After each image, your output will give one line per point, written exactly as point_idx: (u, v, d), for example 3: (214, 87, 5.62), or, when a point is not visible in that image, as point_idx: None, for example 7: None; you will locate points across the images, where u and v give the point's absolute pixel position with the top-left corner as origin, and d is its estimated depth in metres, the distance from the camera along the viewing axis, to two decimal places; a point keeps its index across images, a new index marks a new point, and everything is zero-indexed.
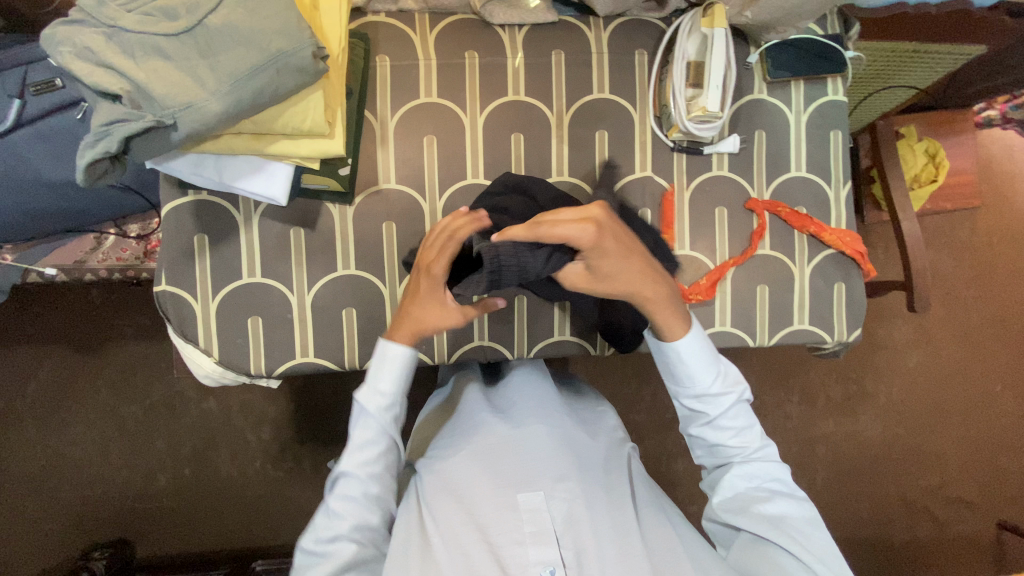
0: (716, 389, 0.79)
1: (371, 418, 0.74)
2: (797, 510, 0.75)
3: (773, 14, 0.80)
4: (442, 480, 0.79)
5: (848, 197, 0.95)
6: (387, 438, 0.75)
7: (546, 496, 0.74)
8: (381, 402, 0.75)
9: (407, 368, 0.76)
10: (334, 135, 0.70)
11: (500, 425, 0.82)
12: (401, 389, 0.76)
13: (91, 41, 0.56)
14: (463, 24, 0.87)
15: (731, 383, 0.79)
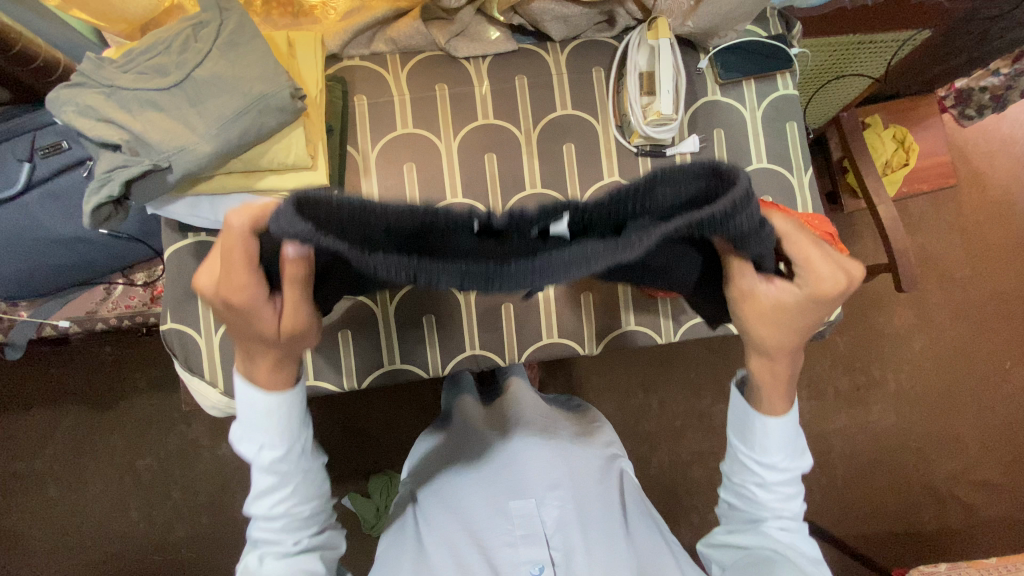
0: (781, 458, 0.65)
1: (269, 450, 0.58)
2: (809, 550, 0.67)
3: (713, 20, 0.87)
4: (438, 493, 0.82)
5: (812, 183, 0.99)
6: (297, 459, 0.60)
7: (538, 502, 0.77)
8: (271, 453, 0.58)
9: (289, 403, 0.58)
10: (317, 167, 0.76)
11: (493, 436, 0.85)
12: (292, 426, 0.59)
13: (92, 100, 0.63)
14: (431, 60, 0.95)
15: (796, 453, 0.66)
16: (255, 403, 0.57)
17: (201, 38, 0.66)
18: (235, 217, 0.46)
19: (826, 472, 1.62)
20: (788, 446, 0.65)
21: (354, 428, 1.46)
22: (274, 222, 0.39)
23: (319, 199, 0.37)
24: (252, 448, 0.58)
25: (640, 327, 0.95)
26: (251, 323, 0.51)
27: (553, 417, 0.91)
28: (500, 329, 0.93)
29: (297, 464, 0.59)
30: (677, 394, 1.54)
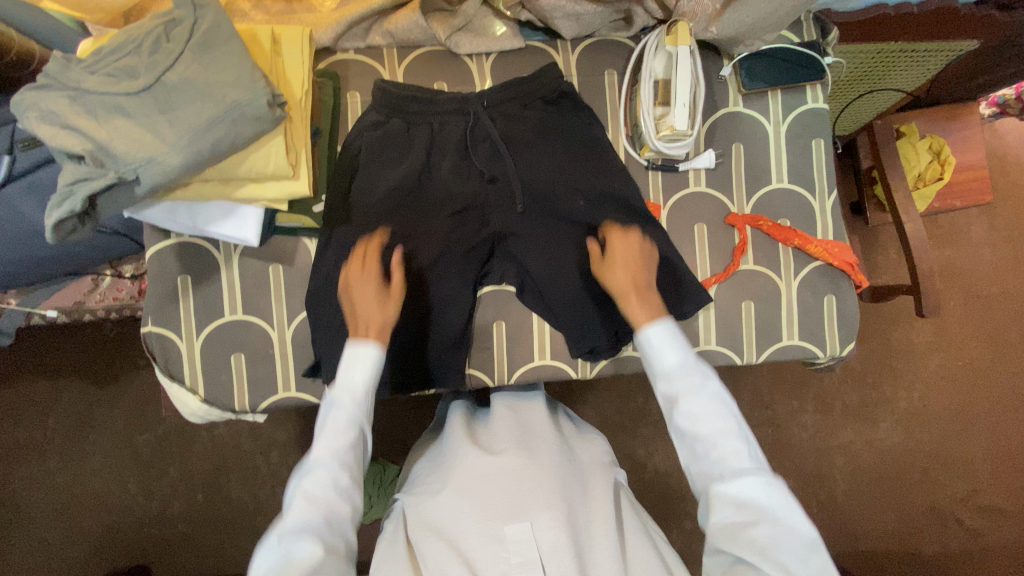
0: (700, 393, 0.71)
1: (340, 410, 0.72)
2: (779, 511, 0.64)
3: (739, 29, 0.80)
4: (429, 522, 0.78)
5: (835, 206, 0.92)
6: (360, 426, 0.73)
7: (533, 525, 0.73)
8: (351, 397, 0.73)
9: (375, 369, 0.75)
10: (299, 176, 0.70)
11: (481, 459, 0.81)
12: (371, 389, 0.75)
13: (56, 105, 0.59)
14: (431, 56, 0.88)
15: (704, 380, 0.72)
16: (350, 363, 0.75)
17: (174, 38, 0.61)
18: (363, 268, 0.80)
19: (825, 488, 1.59)
20: (698, 373, 0.72)
21: None
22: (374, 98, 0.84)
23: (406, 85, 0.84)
24: (336, 392, 0.74)
25: (635, 352, 0.91)
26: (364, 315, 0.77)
27: (547, 428, 0.87)
28: (490, 347, 0.90)
29: (358, 441, 0.72)
30: None
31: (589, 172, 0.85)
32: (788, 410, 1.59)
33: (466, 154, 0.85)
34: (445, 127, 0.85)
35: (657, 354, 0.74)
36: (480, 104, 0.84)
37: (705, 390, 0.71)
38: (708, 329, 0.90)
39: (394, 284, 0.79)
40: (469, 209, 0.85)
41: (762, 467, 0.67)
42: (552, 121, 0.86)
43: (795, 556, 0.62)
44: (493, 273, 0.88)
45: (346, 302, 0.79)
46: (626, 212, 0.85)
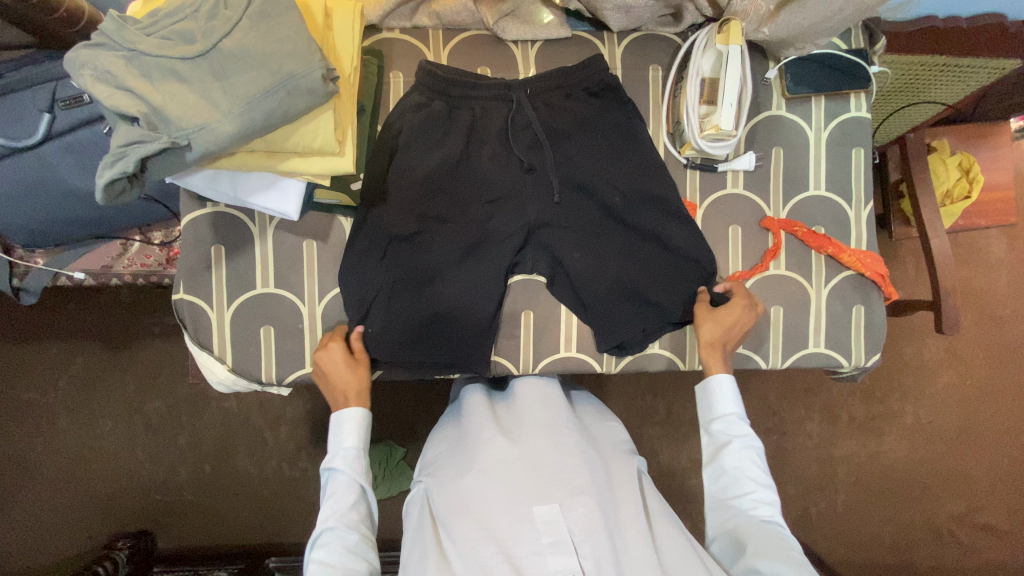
0: (742, 445, 0.80)
1: (341, 474, 0.78)
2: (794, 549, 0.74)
3: (792, 31, 0.79)
4: (456, 503, 0.78)
5: (869, 217, 0.92)
6: (360, 483, 0.78)
7: (563, 507, 0.75)
8: (346, 458, 0.78)
9: (364, 425, 0.80)
10: (344, 153, 0.70)
11: (506, 441, 0.81)
12: (363, 444, 0.80)
13: (112, 64, 0.59)
14: (476, 40, 0.88)
15: (749, 436, 0.81)
16: (341, 426, 0.80)
17: (232, 5, 0.61)
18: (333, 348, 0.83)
19: (826, 497, 1.60)
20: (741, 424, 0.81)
21: None
22: (416, 78, 0.84)
23: (447, 67, 0.83)
24: (333, 460, 0.78)
25: (661, 349, 0.91)
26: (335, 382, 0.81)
27: (567, 411, 0.87)
28: (517, 337, 0.90)
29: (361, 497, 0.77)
30: (687, 402, 1.51)
31: (626, 170, 0.85)
32: (796, 418, 1.59)
33: (507, 141, 0.85)
34: (488, 113, 0.85)
35: (713, 402, 0.83)
36: (524, 92, 0.84)
37: (750, 442, 0.80)
38: None
39: (363, 357, 0.83)
40: (505, 200, 0.85)
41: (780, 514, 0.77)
42: (590, 114, 0.85)
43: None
44: (525, 263, 0.88)
45: (320, 374, 0.83)
46: (661, 213, 0.86)
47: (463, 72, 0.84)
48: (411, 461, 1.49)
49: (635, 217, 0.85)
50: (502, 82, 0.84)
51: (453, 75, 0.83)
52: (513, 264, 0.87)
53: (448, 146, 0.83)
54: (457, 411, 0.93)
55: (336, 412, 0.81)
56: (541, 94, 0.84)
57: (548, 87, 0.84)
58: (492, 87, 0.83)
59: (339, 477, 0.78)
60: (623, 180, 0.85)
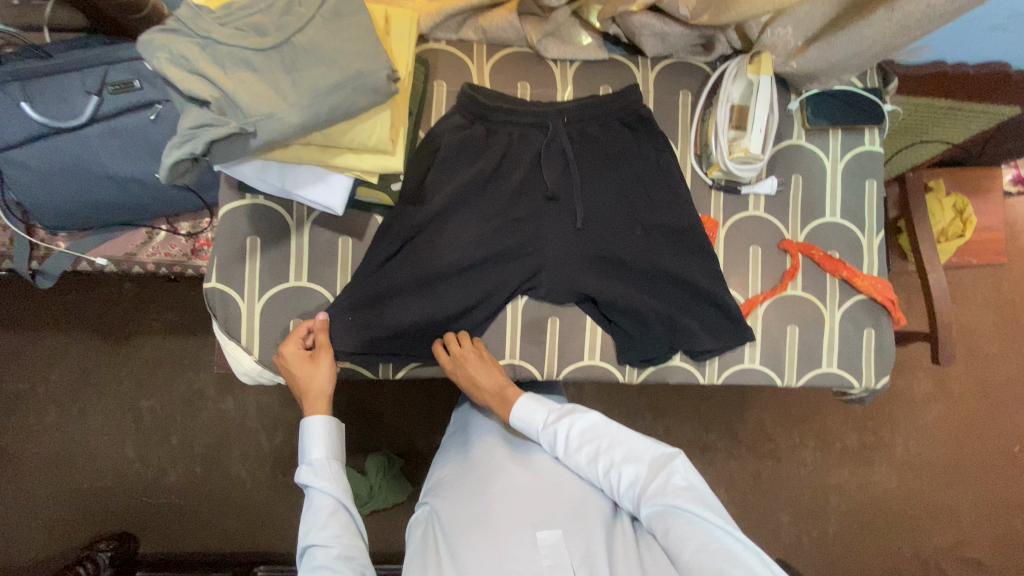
0: (570, 439, 0.79)
1: (315, 490, 0.77)
2: (645, 472, 0.75)
3: (818, 66, 0.83)
4: (461, 522, 0.78)
5: (881, 245, 0.96)
6: (337, 494, 0.77)
7: (565, 533, 0.75)
8: (317, 471, 0.78)
9: (332, 434, 0.81)
10: (395, 152, 0.73)
11: (517, 468, 0.84)
12: (334, 455, 0.80)
13: (186, 49, 0.61)
14: (519, 57, 0.92)
15: (565, 426, 0.80)
16: (309, 439, 0.81)
17: (306, 3, 0.64)
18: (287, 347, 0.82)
19: (818, 525, 1.61)
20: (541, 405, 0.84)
21: (360, 405, 1.47)
22: (459, 95, 0.87)
23: (486, 88, 0.87)
24: (304, 477, 0.78)
25: (683, 362, 0.93)
26: (299, 377, 0.81)
27: None
28: (543, 342, 0.92)
29: (336, 509, 0.76)
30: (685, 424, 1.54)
31: (652, 197, 0.89)
32: (791, 444, 1.62)
33: (539, 166, 0.88)
34: (523, 139, 0.88)
35: (525, 417, 0.83)
36: (560, 121, 0.87)
37: (569, 433, 0.80)
38: (754, 348, 0.93)
39: (321, 351, 0.82)
40: (523, 222, 0.88)
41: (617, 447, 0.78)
42: (619, 143, 0.89)
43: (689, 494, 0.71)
44: (541, 286, 0.90)
45: (284, 375, 0.83)
46: (687, 235, 0.89)
47: (500, 94, 0.87)
48: (410, 471, 1.48)
49: (657, 244, 0.89)
50: (538, 105, 0.87)
51: (493, 94, 0.87)
52: (527, 285, 0.90)
53: (476, 167, 0.86)
54: (466, 431, 0.95)
55: (304, 422, 0.81)
56: (575, 116, 0.88)
57: (582, 112, 0.88)
58: (527, 108, 0.87)
59: (314, 495, 0.77)
60: (647, 202, 0.89)
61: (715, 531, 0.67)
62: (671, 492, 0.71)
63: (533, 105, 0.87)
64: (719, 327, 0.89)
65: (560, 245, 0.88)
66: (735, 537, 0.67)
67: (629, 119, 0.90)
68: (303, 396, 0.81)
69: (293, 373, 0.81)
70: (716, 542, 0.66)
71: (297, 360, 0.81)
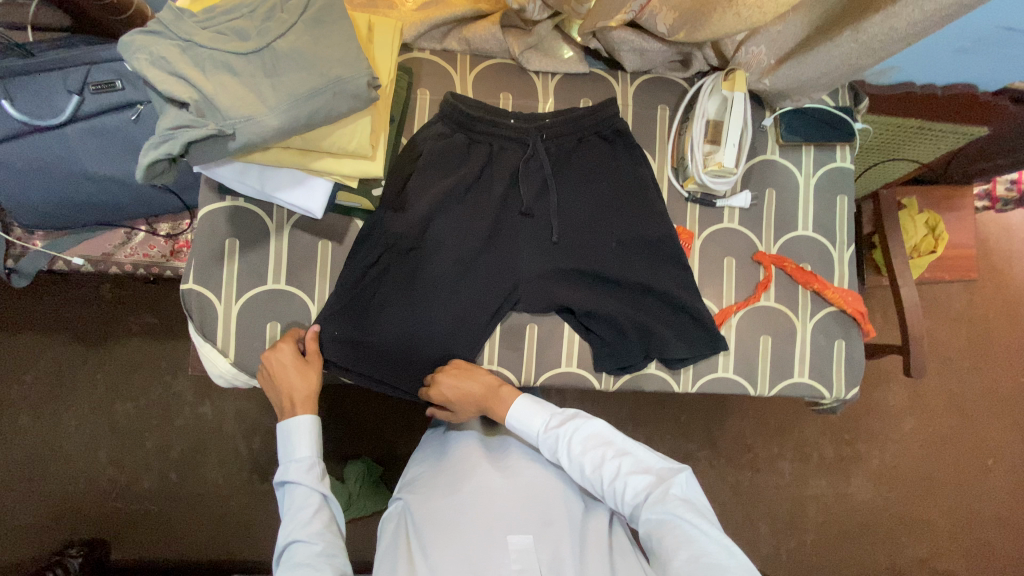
0: (574, 444, 0.80)
1: (299, 485, 0.77)
2: (648, 482, 0.75)
3: (790, 85, 0.86)
4: (434, 522, 0.78)
5: (851, 259, 0.99)
6: (321, 491, 0.77)
7: (536, 538, 0.75)
8: (301, 467, 0.78)
9: (316, 431, 0.82)
10: (375, 158, 0.74)
11: (493, 470, 0.84)
12: (317, 452, 0.81)
13: (167, 52, 0.61)
14: (501, 69, 0.94)
15: (569, 432, 0.81)
16: (292, 435, 0.81)
17: (288, 9, 0.65)
18: (278, 351, 0.82)
19: (796, 536, 1.63)
20: (545, 409, 0.85)
21: (340, 410, 1.46)
22: (442, 105, 0.89)
23: (468, 99, 0.88)
24: (287, 473, 0.78)
25: (658, 370, 0.94)
26: (286, 382, 0.81)
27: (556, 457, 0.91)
28: (521, 349, 0.93)
29: (319, 507, 0.76)
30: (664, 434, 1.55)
31: (629, 209, 0.90)
32: (769, 455, 1.64)
33: (518, 176, 0.90)
34: (503, 150, 0.90)
35: (527, 421, 0.84)
36: (539, 137, 0.89)
37: (573, 439, 0.81)
38: (728, 357, 0.94)
39: (313, 357, 0.83)
40: (502, 233, 0.90)
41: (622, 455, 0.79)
42: (599, 155, 0.91)
43: (689, 506, 0.72)
44: (523, 300, 0.90)
45: (268, 380, 0.84)
46: (664, 246, 0.90)
47: (481, 106, 0.89)
48: (389, 478, 1.47)
49: (633, 255, 0.91)
50: (519, 118, 0.89)
51: (475, 105, 0.88)
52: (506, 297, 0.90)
53: (456, 177, 0.87)
54: (445, 434, 0.95)
55: (284, 421, 0.81)
56: (556, 128, 0.89)
57: (562, 124, 0.89)
58: (508, 120, 0.88)
59: (297, 492, 0.77)
60: (623, 212, 0.90)
61: (711, 543, 0.68)
62: (673, 503, 0.72)
63: (514, 117, 0.89)
64: (694, 337, 0.90)
65: (536, 257, 0.89)
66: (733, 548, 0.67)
67: (609, 132, 0.92)
68: (286, 400, 0.81)
69: (280, 377, 0.82)
70: (710, 553, 0.67)
71: (287, 364, 0.82)
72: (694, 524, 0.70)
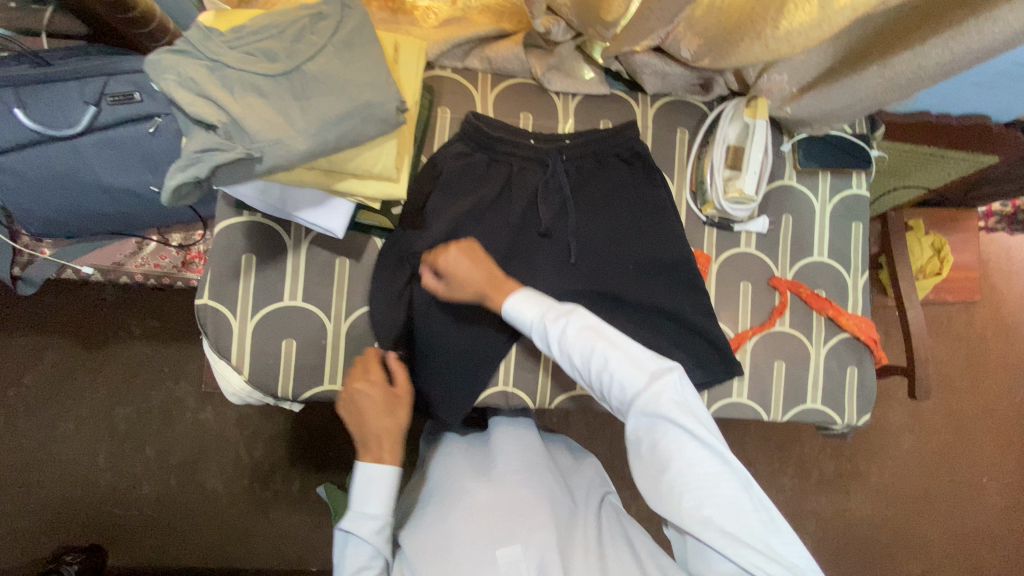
0: (568, 340, 0.69)
1: (364, 544, 0.72)
2: (646, 382, 0.67)
3: (812, 114, 0.87)
4: (422, 549, 0.77)
5: (865, 285, 0.99)
6: (382, 553, 0.72)
7: (523, 546, 0.73)
8: (371, 525, 0.73)
9: (394, 489, 0.76)
10: (399, 180, 0.73)
11: (474, 486, 0.82)
12: (390, 511, 0.75)
13: (195, 72, 0.60)
14: (522, 88, 0.93)
15: (562, 326, 0.70)
16: (369, 483, 0.76)
17: (318, 32, 0.65)
18: (365, 386, 0.80)
19: None
20: (536, 298, 0.73)
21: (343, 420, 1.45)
22: (461, 125, 0.88)
23: (488, 119, 0.88)
24: (354, 523, 0.72)
25: None
26: (370, 413, 0.79)
27: (538, 457, 0.89)
28: (537, 371, 0.92)
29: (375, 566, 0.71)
30: None
31: (648, 233, 0.90)
32: (770, 470, 1.64)
33: (537, 198, 0.89)
34: (523, 171, 0.89)
35: (519, 307, 0.73)
36: (559, 158, 0.89)
37: (566, 338, 0.70)
38: (742, 382, 0.94)
39: (401, 396, 0.81)
40: (519, 254, 0.89)
41: (619, 349, 0.68)
42: (617, 177, 0.91)
43: (686, 412, 0.65)
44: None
45: (352, 410, 0.80)
46: (682, 270, 0.90)
47: (501, 126, 0.88)
48: None
49: (651, 279, 0.90)
50: (539, 139, 0.89)
51: (495, 125, 0.88)
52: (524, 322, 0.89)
53: (474, 198, 0.87)
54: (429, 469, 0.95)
55: (364, 465, 0.77)
56: (576, 150, 0.89)
57: (580, 145, 0.89)
58: (528, 141, 0.88)
59: (356, 547, 0.71)
60: (637, 234, 0.90)
61: (709, 455, 0.64)
62: (672, 411, 0.64)
63: (534, 137, 0.89)
64: (709, 363, 0.90)
65: (553, 277, 0.89)
66: (723, 456, 0.64)
67: (630, 155, 0.91)
68: (370, 434, 0.78)
69: (365, 409, 0.79)
70: (709, 468, 0.63)
71: (376, 398, 0.80)
72: (692, 435, 0.64)
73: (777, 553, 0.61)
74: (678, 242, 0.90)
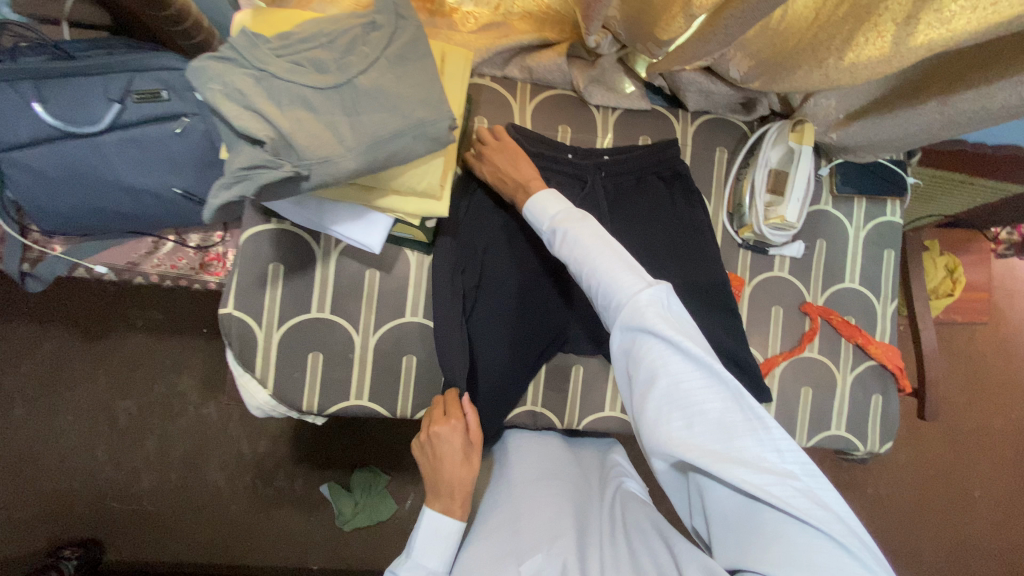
0: (567, 243, 0.67)
1: None
2: (632, 288, 0.61)
3: (858, 141, 0.86)
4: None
5: (893, 313, 0.99)
6: None
7: (546, 554, 0.67)
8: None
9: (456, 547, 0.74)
10: (441, 198, 0.71)
11: (494, 512, 0.77)
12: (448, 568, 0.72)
13: (241, 82, 0.57)
14: (562, 100, 0.91)
15: (564, 230, 0.68)
16: (432, 533, 0.73)
17: (371, 43, 0.62)
18: (443, 429, 0.77)
19: None
20: (552, 203, 0.72)
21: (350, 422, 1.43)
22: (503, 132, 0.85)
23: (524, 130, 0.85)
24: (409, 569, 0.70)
25: None
26: (442, 461, 0.76)
27: (556, 467, 0.84)
28: (565, 390, 0.91)
29: None
30: None
31: (686, 255, 0.88)
32: None
33: None
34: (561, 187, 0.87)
35: (534, 212, 0.73)
36: (597, 174, 0.87)
37: (565, 245, 0.68)
38: (768, 407, 0.94)
39: (472, 448, 0.78)
40: (553, 272, 0.86)
41: (619, 257, 0.64)
42: (655, 197, 0.89)
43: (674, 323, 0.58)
44: (571, 341, 0.88)
45: (427, 454, 0.78)
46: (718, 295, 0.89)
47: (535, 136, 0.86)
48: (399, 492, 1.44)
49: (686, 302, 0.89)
50: (576, 152, 0.87)
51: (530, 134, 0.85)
52: (556, 340, 0.87)
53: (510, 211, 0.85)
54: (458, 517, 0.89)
55: (432, 515, 0.74)
56: (615, 166, 0.88)
57: (619, 162, 0.88)
58: (568, 155, 0.86)
59: None
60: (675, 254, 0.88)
61: (694, 366, 0.56)
62: (652, 320, 0.58)
63: (573, 152, 0.87)
64: None
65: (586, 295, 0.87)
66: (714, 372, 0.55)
67: (669, 173, 0.90)
68: (447, 486, 0.75)
69: (440, 456, 0.76)
70: (693, 381, 0.56)
71: (448, 446, 0.76)
72: (674, 347, 0.57)
73: (773, 470, 0.53)
74: (716, 266, 0.88)
